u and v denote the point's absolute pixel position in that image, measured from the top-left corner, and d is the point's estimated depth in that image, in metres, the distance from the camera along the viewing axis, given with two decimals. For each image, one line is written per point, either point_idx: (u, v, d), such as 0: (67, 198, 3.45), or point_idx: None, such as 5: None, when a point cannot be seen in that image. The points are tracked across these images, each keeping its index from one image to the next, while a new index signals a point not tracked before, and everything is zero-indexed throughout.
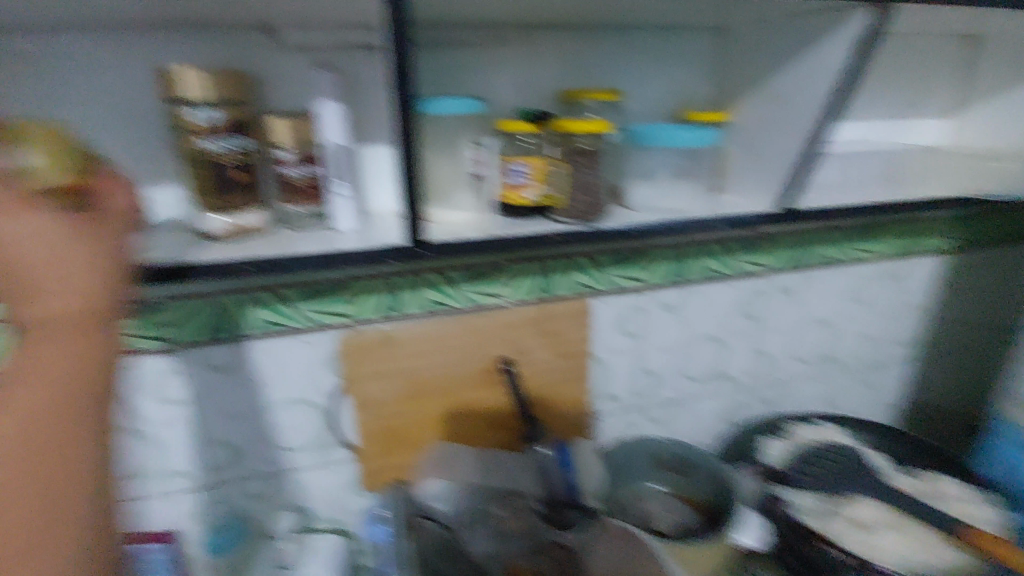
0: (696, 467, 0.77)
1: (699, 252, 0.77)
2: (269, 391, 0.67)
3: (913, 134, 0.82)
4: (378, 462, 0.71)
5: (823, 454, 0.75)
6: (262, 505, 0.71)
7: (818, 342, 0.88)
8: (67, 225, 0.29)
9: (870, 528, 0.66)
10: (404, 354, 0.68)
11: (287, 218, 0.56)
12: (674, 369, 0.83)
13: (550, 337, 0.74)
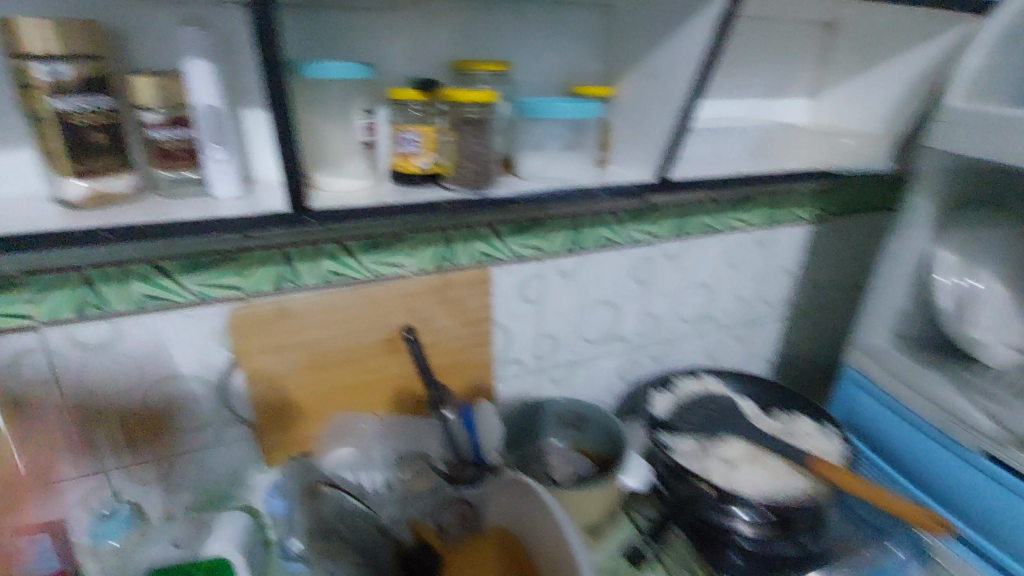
0: (589, 421, 0.84)
1: (589, 223, 0.82)
2: (157, 369, 0.64)
3: (781, 112, 0.90)
4: (281, 436, 0.71)
5: (700, 403, 0.85)
6: (158, 486, 0.69)
7: (699, 303, 0.97)
8: None
9: (734, 463, 0.76)
10: (302, 325, 0.68)
11: (168, 178, 0.55)
12: (572, 331, 0.88)
13: (452, 306, 0.76)
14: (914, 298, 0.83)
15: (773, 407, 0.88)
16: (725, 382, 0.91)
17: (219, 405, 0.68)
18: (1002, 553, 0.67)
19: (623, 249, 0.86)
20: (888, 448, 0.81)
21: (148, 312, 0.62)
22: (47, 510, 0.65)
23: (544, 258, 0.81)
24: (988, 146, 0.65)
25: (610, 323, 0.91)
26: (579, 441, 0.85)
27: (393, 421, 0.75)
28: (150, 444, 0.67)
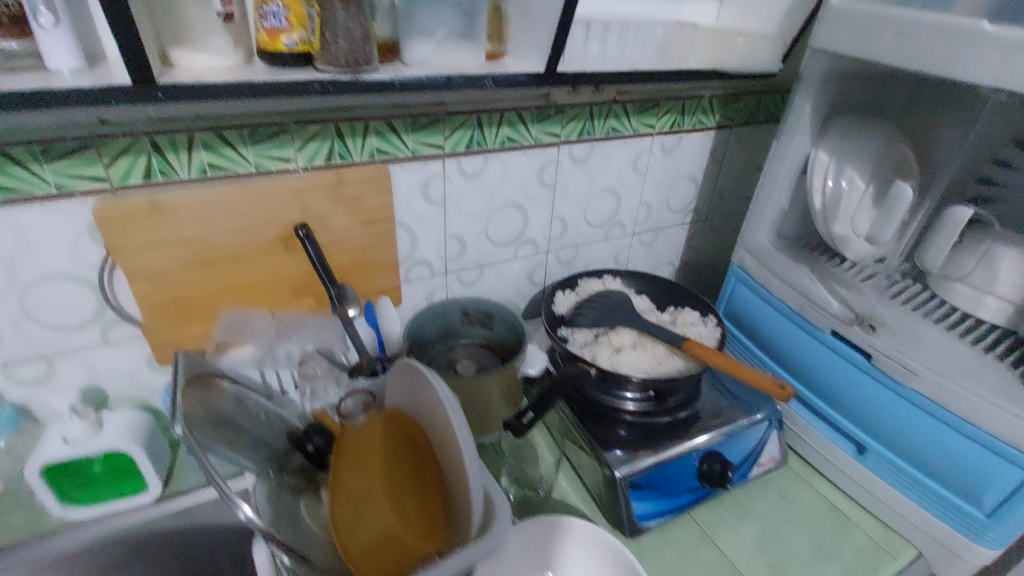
0: (495, 318, 0.88)
1: (491, 119, 0.80)
2: (20, 266, 0.61)
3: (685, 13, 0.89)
4: (173, 334, 0.70)
5: (598, 298, 0.89)
6: (44, 387, 0.68)
7: (605, 207, 1.00)
8: None
9: (621, 350, 0.82)
10: (180, 220, 0.65)
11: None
12: (478, 233, 0.89)
13: (348, 203, 0.75)
14: (794, 199, 0.89)
15: (668, 304, 0.95)
16: (625, 281, 0.97)
17: (99, 304, 0.66)
18: (839, 416, 0.79)
19: (526, 149, 0.86)
20: (761, 335, 0.89)
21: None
22: None
23: (444, 157, 0.79)
24: (859, 45, 0.68)
25: (516, 225, 0.93)
26: (488, 338, 0.90)
27: (291, 319, 0.76)
28: (26, 345, 0.65)
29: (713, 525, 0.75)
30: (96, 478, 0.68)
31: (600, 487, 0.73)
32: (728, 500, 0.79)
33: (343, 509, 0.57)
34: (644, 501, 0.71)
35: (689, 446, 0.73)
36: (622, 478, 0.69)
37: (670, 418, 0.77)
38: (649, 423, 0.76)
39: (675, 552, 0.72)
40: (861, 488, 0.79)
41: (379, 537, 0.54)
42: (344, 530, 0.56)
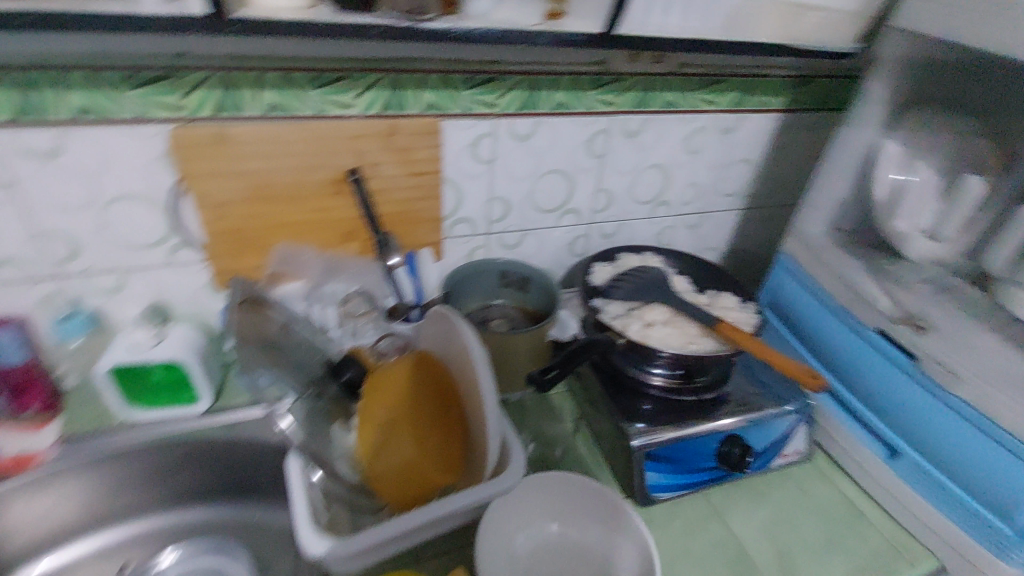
0: (533, 283, 0.89)
1: (547, 82, 0.80)
2: (101, 183, 0.67)
3: None
4: (229, 262, 0.76)
5: (636, 273, 0.88)
6: (115, 297, 0.75)
7: (654, 184, 0.99)
8: None
9: (654, 325, 0.81)
10: (241, 154, 0.69)
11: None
12: (522, 197, 0.90)
13: (399, 154, 0.77)
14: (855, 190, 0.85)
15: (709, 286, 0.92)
16: (665, 259, 0.95)
17: (166, 226, 0.72)
18: (871, 415, 0.76)
19: (578, 116, 0.85)
20: (801, 326, 0.86)
21: (84, 124, 0.62)
22: (8, 307, 0.71)
23: (496, 116, 0.80)
24: (947, 25, 0.63)
25: (561, 193, 0.93)
26: (522, 302, 0.92)
27: (337, 260, 0.80)
28: (103, 257, 0.72)
29: (726, 506, 0.75)
30: (156, 385, 0.74)
31: (616, 454, 0.74)
32: (745, 487, 0.78)
33: (371, 431, 0.62)
34: (657, 471, 0.71)
35: (711, 425, 0.73)
36: (639, 448, 0.70)
37: (696, 398, 0.77)
38: (675, 400, 0.77)
39: (684, 525, 0.72)
40: (884, 490, 0.76)
41: (404, 461, 0.59)
42: (372, 451, 0.61)
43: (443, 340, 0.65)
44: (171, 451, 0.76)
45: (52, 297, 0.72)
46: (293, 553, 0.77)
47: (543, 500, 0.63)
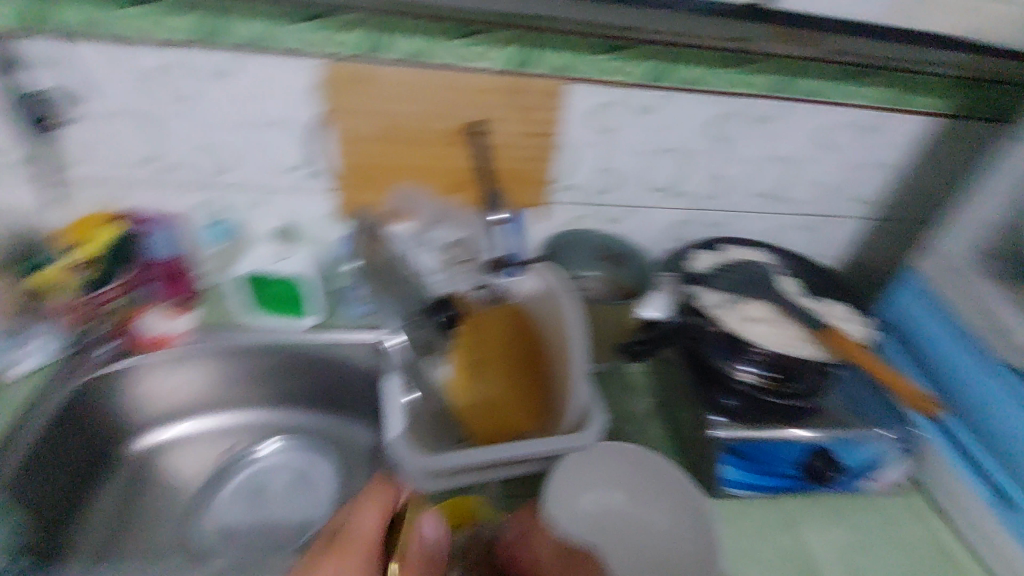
0: (630, 260, 0.90)
1: (682, 56, 0.77)
2: (259, 107, 0.74)
3: None
4: (354, 194, 0.82)
5: (742, 266, 0.84)
6: (255, 213, 0.84)
7: (775, 178, 0.93)
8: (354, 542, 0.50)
9: (758, 320, 0.75)
10: (381, 95, 0.74)
11: None
12: (634, 172, 0.89)
13: (522, 113, 0.78)
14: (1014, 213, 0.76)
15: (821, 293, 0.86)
16: (775, 257, 0.90)
17: (306, 154, 0.79)
18: (987, 456, 0.69)
19: (709, 93, 0.81)
20: (920, 349, 0.79)
21: (254, 51, 0.70)
22: (171, 207, 0.82)
23: (623, 85, 0.79)
24: None
25: (674, 173, 0.90)
26: (617, 279, 0.88)
27: (448, 208, 0.84)
28: (250, 176, 0.80)
29: (800, 518, 0.72)
30: (276, 294, 0.82)
31: (693, 442, 0.74)
32: (824, 505, 0.74)
33: (462, 368, 0.67)
34: (732, 465, 0.72)
35: (795, 434, 0.71)
36: (717, 439, 0.70)
37: (785, 403, 0.71)
38: (761, 400, 0.71)
39: (752, 526, 0.71)
40: (989, 541, 0.69)
41: (489, 401, 0.64)
42: (460, 386, 0.65)
43: (538, 301, 0.69)
44: (282, 357, 0.85)
45: (206, 204, 0.82)
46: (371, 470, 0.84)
47: (609, 469, 0.61)
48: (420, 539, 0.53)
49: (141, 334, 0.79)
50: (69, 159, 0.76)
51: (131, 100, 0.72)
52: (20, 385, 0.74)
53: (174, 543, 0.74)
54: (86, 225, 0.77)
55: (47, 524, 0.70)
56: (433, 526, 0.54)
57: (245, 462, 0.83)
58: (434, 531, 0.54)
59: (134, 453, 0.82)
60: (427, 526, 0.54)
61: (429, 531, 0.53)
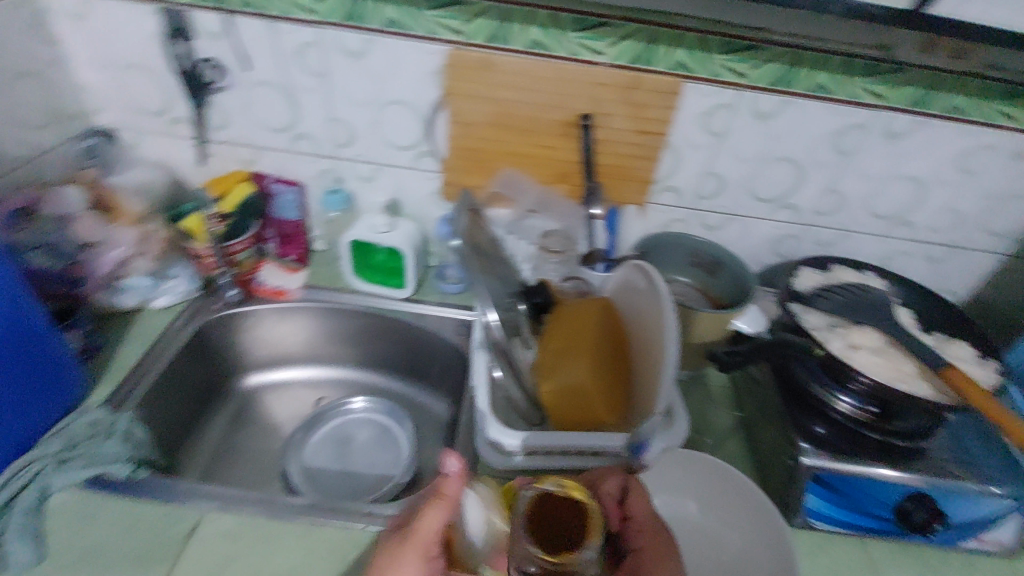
0: (725, 270, 0.85)
1: (811, 62, 0.74)
2: (385, 86, 0.79)
3: None
4: (459, 176, 0.86)
5: (851, 289, 0.78)
6: (367, 185, 0.90)
7: (899, 199, 0.86)
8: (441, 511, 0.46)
9: (860, 349, 0.71)
10: (497, 81, 0.76)
11: None
12: (742, 179, 0.86)
13: (633, 108, 0.78)
14: None
15: (937, 329, 0.79)
16: (888, 284, 0.83)
17: (419, 133, 0.83)
18: None
19: (836, 103, 0.77)
20: None
21: (388, 33, 0.75)
22: (296, 173, 0.90)
23: (742, 88, 0.76)
24: None
25: (786, 184, 0.86)
26: (706, 285, 0.88)
27: (547, 197, 0.86)
28: (368, 150, 0.86)
29: (886, 564, 0.67)
30: (383, 260, 0.89)
31: (776, 466, 0.71)
32: (917, 556, 0.68)
33: (549, 351, 0.66)
34: (817, 495, 0.67)
35: (893, 475, 0.65)
36: (809, 466, 0.65)
37: (883, 440, 0.68)
38: (855, 432, 0.69)
39: (830, 563, 0.67)
40: None
41: (572, 388, 0.62)
42: (546, 369, 0.64)
43: (637, 298, 0.68)
44: (378, 320, 0.91)
45: (325, 172, 0.89)
46: (444, 439, 0.88)
47: (670, 476, 0.64)
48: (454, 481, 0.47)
49: (258, 285, 0.89)
50: (219, 121, 0.85)
51: (275, 71, 0.79)
52: (158, 315, 0.84)
53: (267, 475, 0.82)
54: (226, 181, 0.86)
55: (169, 441, 0.79)
56: (456, 460, 0.47)
57: (334, 413, 0.89)
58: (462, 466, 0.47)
59: (241, 390, 0.92)
60: (450, 464, 0.47)
61: (457, 468, 0.47)
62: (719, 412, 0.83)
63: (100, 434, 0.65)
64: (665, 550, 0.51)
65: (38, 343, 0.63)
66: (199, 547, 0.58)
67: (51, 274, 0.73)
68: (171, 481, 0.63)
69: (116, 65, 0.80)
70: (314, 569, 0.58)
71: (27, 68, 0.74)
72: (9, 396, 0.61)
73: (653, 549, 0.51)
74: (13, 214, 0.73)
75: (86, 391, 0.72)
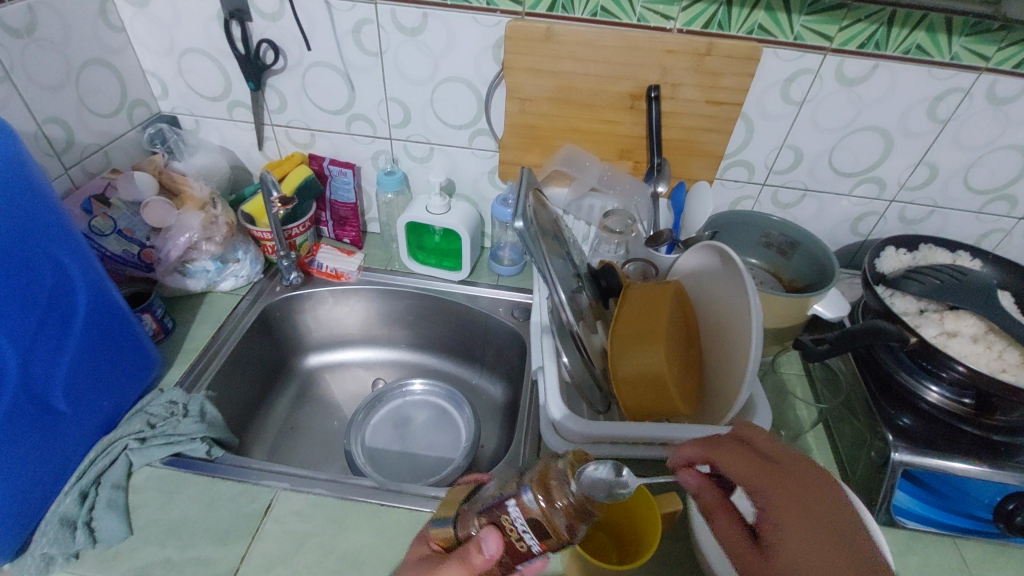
0: (799, 249, 0.79)
1: (907, 19, 0.65)
2: (440, 63, 0.77)
3: None
4: (517, 154, 0.84)
5: (943, 272, 0.72)
6: (422, 165, 0.89)
7: (1001, 170, 0.78)
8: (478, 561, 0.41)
9: (955, 337, 0.67)
10: (559, 53, 0.72)
11: None
12: (820, 152, 0.79)
13: (705, 77, 0.73)
14: None
15: None
16: (985, 264, 0.76)
17: (477, 111, 0.81)
18: None
19: (935, 63, 0.68)
20: None
21: (441, 6, 0.71)
22: (352, 155, 0.89)
23: (828, 52, 0.69)
24: None
25: (870, 156, 0.79)
26: (779, 268, 0.83)
27: (613, 173, 0.82)
28: (424, 130, 0.84)
29: (982, 569, 0.62)
30: (441, 240, 0.90)
31: (861, 459, 0.67)
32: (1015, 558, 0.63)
33: (619, 334, 0.61)
34: (906, 493, 0.62)
35: (995, 473, 0.60)
36: (898, 462, 0.61)
37: (981, 434, 0.63)
38: (949, 426, 0.64)
39: (919, 566, 0.62)
40: None
41: (646, 374, 0.58)
42: (615, 353, 0.60)
43: (710, 281, 0.66)
44: (433, 302, 0.91)
45: (381, 153, 0.88)
46: (501, 422, 0.88)
47: None
48: (487, 562, 0.41)
49: (317, 268, 0.90)
50: (277, 104, 0.85)
51: (329, 51, 0.77)
52: (224, 298, 0.86)
53: (332, 454, 0.84)
54: (284, 165, 0.86)
55: (240, 420, 0.81)
56: (493, 539, 0.41)
57: (394, 394, 0.90)
58: (501, 546, 0.41)
59: (302, 371, 0.94)
60: (486, 545, 0.41)
61: (495, 554, 0.41)
62: (791, 400, 0.79)
63: (177, 414, 0.67)
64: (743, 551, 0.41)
65: (119, 328, 0.65)
66: (275, 525, 0.59)
67: (126, 260, 0.76)
68: (244, 461, 0.65)
69: (177, 50, 0.81)
70: (384, 550, 0.58)
71: (96, 56, 0.76)
72: (97, 378, 0.63)
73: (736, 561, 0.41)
74: (89, 202, 0.73)
75: (161, 372, 0.74)
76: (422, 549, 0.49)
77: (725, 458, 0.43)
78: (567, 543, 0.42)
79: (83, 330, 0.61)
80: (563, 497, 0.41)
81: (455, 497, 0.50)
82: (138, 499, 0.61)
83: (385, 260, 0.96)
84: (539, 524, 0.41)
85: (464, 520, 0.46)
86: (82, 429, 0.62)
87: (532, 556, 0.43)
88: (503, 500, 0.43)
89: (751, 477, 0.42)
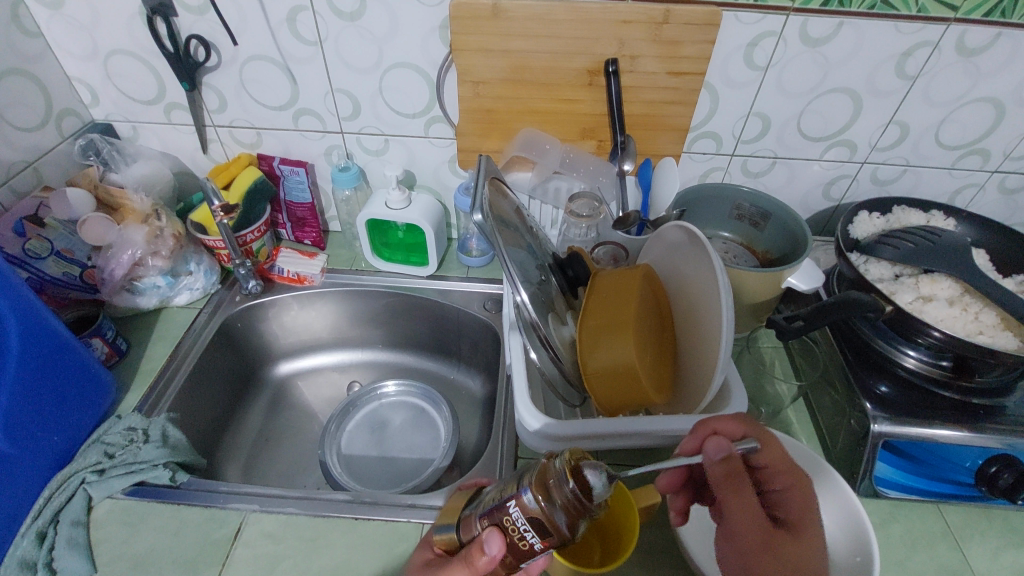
0: (772, 220, 0.77)
1: None
2: (385, 48, 0.72)
3: None
4: (476, 141, 0.80)
5: (918, 233, 0.70)
6: (378, 158, 0.85)
7: (972, 125, 0.76)
8: (484, 563, 0.40)
9: (931, 301, 0.65)
10: (509, 30, 0.68)
11: None
12: (788, 118, 0.77)
13: (664, 47, 0.69)
14: None
15: (1015, 273, 0.71)
16: (960, 223, 0.74)
17: (429, 97, 0.77)
18: None
19: (900, 16, 0.65)
20: None
21: None
22: (303, 153, 0.85)
23: (791, 12, 0.65)
24: None
25: (838, 119, 0.76)
26: (752, 240, 0.81)
27: (575, 155, 0.80)
28: (376, 121, 0.80)
29: (963, 531, 0.62)
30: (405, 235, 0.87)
31: (840, 431, 0.66)
32: (997, 518, 0.64)
33: (586, 327, 0.59)
34: (887, 462, 0.62)
35: (975, 437, 0.60)
36: (878, 433, 0.60)
37: (959, 398, 0.63)
38: (926, 391, 0.63)
39: (903, 533, 0.62)
40: None
41: (617, 368, 0.56)
42: (585, 347, 0.58)
43: (681, 259, 0.64)
44: (402, 299, 0.88)
45: (335, 149, 0.84)
46: (480, 417, 0.86)
47: None
48: (491, 563, 0.40)
49: (277, 274, 0.87)
50: (217, 105, 0.80)
51: (265, 44, 0.72)
52: (181, 313, 0.82)
53: (309, 464, 0.81)
54: (230, 169, 0.82)
55: (211, 438, 0.79)
56: (494, 540, 0.40)
57: (371, 397, 0.88)
58: (504, 546, 0.40)
59: (273, 380, 0.91)
60: (488, 546, 0.40)
61: (498, 555, 0.40)
62: (769, 376, 0.78)
63: (136, 441, 0.64)
64: (767, 528, 0.41)
65: (64, 355, 0.62)
66: (246, 549, 0.57)
67: (69, 283, 0.73)
68: (211, 485, 0.63)
69: (100, 53, 0.75)
70: (362, 568, 0.56)
71: (11, 67, 0.70)
72: (41, 414, 0.60)
73: (756, 539, 0.41)
74: (20, 224, 0.68)
75: (117, 398, 0.71)
76: (425, 553, 0.48)
77: (767, 439, 0.47)
78: (570, 540, 0.40)
79: (21, 360, 0.57)
80: (561, 499, 0.39)
81: (458, 500, 0.49)
82: (100, 534, 0.58)
83: (350, 259, 0.92)
84: (539, 526, 0.39)
85: (467, 519, 0.45)
86: (32, 467, 0.59)
87: (535, 555, 0.41)
88: (503, 502, 0.41)
89: (781, 469, 0.45)
